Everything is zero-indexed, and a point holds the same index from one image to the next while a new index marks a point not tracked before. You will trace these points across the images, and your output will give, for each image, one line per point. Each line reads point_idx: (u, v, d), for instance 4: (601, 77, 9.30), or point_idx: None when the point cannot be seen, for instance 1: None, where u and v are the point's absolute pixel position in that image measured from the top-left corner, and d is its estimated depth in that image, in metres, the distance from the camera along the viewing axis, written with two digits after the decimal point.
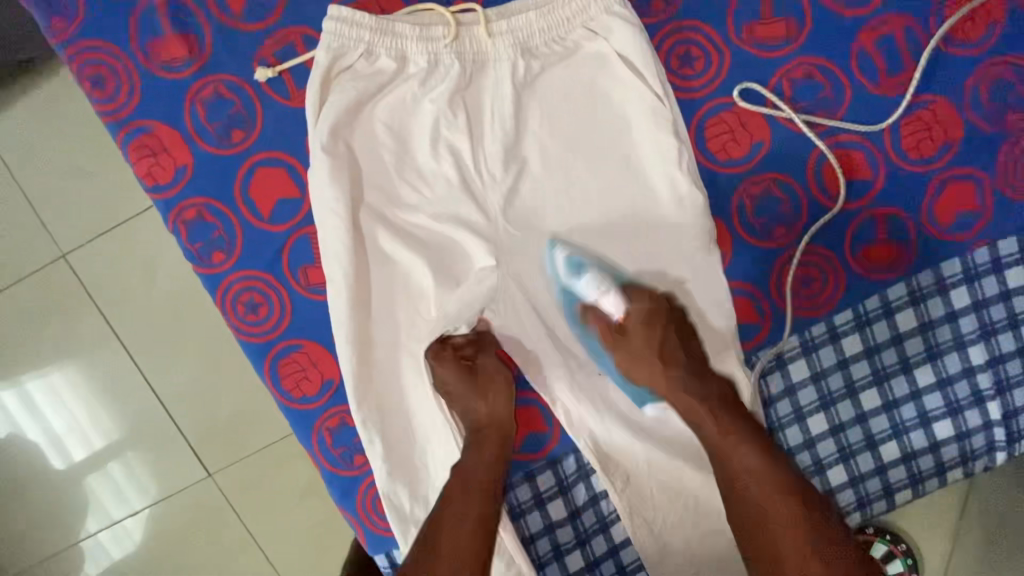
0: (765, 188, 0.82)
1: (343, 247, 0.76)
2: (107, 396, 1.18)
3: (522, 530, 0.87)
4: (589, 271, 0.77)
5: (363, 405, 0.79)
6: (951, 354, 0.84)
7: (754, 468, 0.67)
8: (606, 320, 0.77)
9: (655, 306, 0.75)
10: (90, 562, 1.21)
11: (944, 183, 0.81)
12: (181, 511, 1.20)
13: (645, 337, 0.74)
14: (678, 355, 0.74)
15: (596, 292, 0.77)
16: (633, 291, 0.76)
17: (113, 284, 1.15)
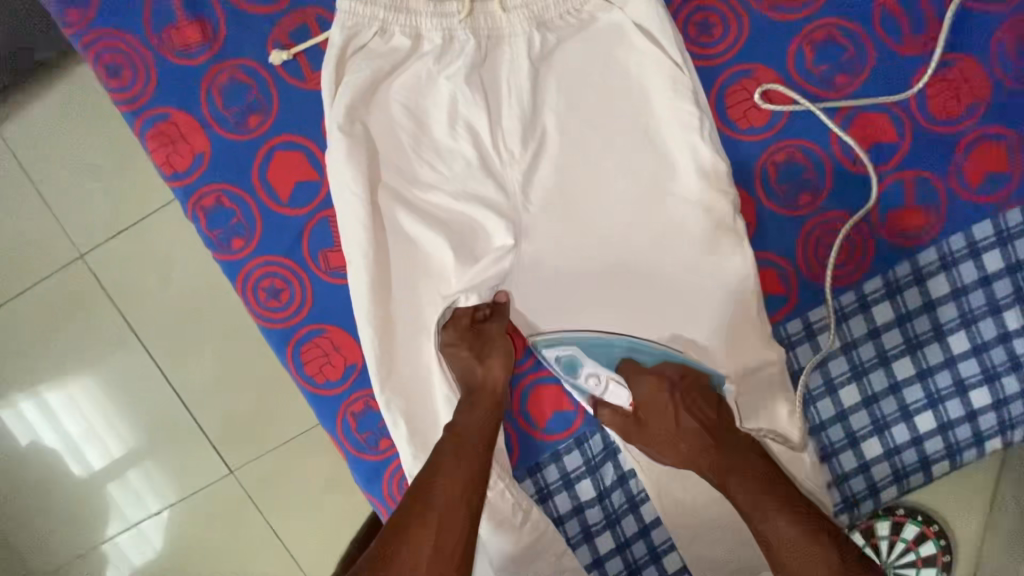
0: (787, 155, 0.80)
1: (364, 213, 0.75)
2: (129, 394, 1.18)
3: (550, 513, 0.85)
4: (584, 368, 0.82)
5: (386, 386, 0.79)
6: (986, 320, 0.82)
7: (789, 537, 0.63)
8: (617, 408, 0.82)
9: (664, 383, 0.78)
10: (112, 567, 1.21)
11: (975, 143, 0.79)
12: (201, 511, 1.20)
13: (658, 416, 0.78)
14: (694, 429, 0.75)
15: (598, 386, 0.83)
16: (631, 373, 0.80)
17: (129, 282, 1.15)
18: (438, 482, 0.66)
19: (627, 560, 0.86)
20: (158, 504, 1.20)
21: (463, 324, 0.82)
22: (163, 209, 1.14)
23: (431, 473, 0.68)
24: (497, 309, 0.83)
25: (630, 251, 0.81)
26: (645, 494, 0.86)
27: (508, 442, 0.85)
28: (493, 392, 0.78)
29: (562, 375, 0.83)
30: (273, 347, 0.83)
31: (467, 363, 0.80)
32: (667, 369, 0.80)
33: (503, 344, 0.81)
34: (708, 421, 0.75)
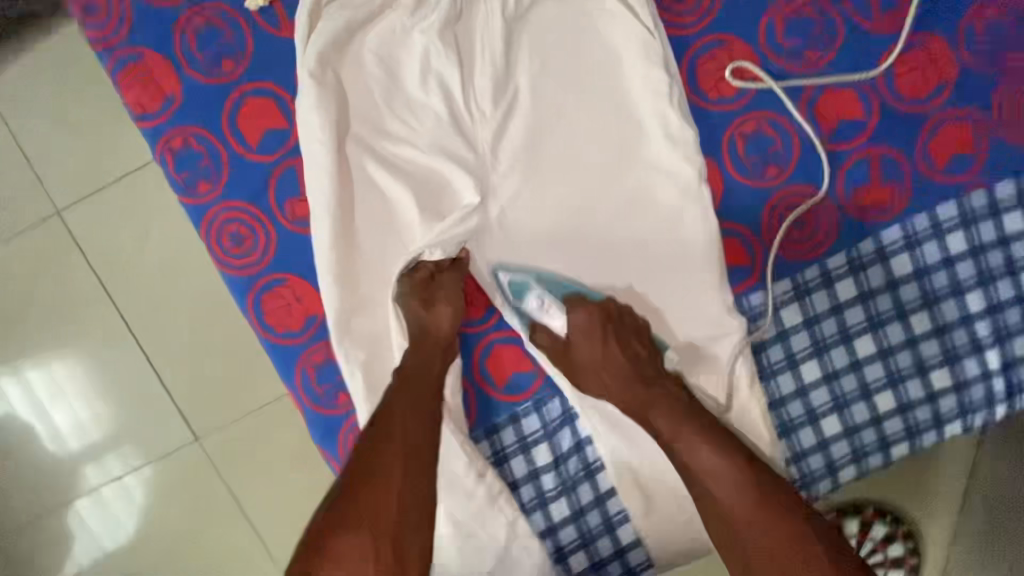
0: (756, 127, 0.81)
1: (327, 158, 0.75)
2: (96, 355, 1.14)
3: (505, 477, 0.85)
4: (533, 292, 0.79)
5: (344, 336, 0.78)
6: (948, 302, 0.82)
7: (711, 467, 0.65)
8: (551, 335, 0.79)
9: (598, 314, 0.77)
10: (78, 542, 1.18)
11: (942, 124, 0.80)
12: (165, 479, 1.16)
13: (585, 342, 0.77)
14: (620, 359, 0.75)
15: (541, 311, 0.79)
16: (575, 302, 0.78)
17: (103, 239, 1.13)
18: (398, 414, 0.68)
19: (581, 530, 0.85)
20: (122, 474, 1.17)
21: (420, 277, 0.79)
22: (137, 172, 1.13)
23: (383, 419, 0.67)
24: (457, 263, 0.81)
25: (598, 216, 0.81)
26: (601, 462, 0.85)
27: (466, 401, 0.85)
28: (433, 339, 0.76)
29: (510, 298, 0.80)
30: (234, 296, 0.82)
31: (419, 317, 0.76)
32: (606, 301, 0.78)
33: (454, 297, 0.78)
34: (634, 354, 0.76)
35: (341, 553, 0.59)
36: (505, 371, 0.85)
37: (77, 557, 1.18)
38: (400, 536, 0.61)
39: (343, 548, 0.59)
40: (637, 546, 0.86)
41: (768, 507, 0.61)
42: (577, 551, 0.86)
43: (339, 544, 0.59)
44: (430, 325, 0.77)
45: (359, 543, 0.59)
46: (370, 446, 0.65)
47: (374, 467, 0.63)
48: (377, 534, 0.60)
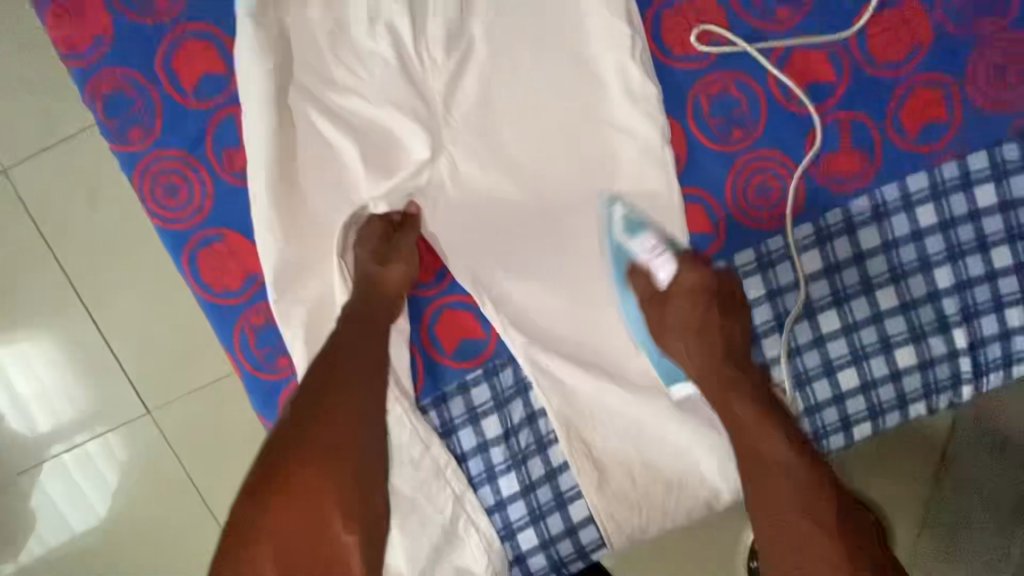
0: (721, 87, 0.77)
1: (267, 104, 0.71)
2: (38, 324, 1.06)
3: (453, 449, 0.81)
4: (648, 234, 0.71)
5: (282, 295, 0.74)
6: (916, 277, 0.79)
7: (791, 466, 0.60)
8: (650, 285, 0.72)
9: (711, 280, 0.69)
10: (42, 524, 1.10)
11: (913, 89, 0.77)
12: (112, 456, 1.09)
13: (686, 303, 0.69)
14: (718, 335, 0.69)
15: (647, 254, 0.71)
16: (690, 259, 0.70)
17: (50, 202, 1.05)
18: (343, 363, 0.64)
19: (530, 506, 0.82)
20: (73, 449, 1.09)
21: (375, 230, 0.74)
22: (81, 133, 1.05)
23: (332, 357, 0.65)
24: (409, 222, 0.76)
25: (557, 177, 0.77)
26: (554, 435, 0.82)
27: (413, 368, 0.81)
28: (382, 294, 0.72)
29: (619, 233, 0.74)
30: (168, 251, 0.77)
31: (361, 273, 0.72)
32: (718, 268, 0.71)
33: (410, 255, 0.74)
34: (732, 332, 0.70)
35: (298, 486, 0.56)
36: (457, 336, 0.81)
37: (41, 539, 1.10)
38: (363, 475, 0.59)
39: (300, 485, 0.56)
40: (589, 524, 0.82)
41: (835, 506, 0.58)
42: (526, 529, 0.82)
43: (298, 469, 0.56)
44: (376, 286, 0.72)
45: (319, 476, 0.56)
46: (319, 383, 0.62)
47: (330, 401, 0.61)
48: (335, 468, 0.57)
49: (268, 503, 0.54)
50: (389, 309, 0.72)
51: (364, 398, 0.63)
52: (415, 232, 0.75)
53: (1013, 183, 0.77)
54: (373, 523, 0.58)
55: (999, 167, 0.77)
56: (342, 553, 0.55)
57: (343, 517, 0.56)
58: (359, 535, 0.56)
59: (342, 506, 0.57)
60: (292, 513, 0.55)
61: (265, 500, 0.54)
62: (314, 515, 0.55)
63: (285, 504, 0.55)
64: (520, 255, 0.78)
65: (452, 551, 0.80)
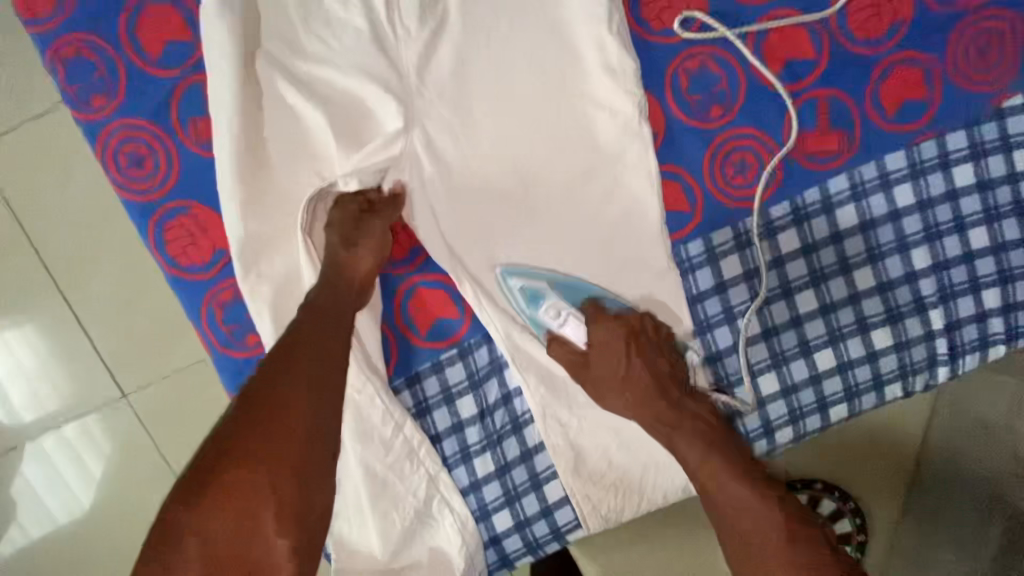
0: (700, 63, 0.76)
1: (233, 72, 0.69)
2: (11, 306, 1.05)
3: (427, 429, 0.80)
4: (547, 302, 0.75)
5: (249, 270, 0.73)
6: (893, 257, 0.79)
7: (739, 502, 0.66)
8: (571, 348, 0.76)
9: (623, 331, 0.74)
10: (24, 513, 1.10)
11: (891, 67, 0.77)
12: (90, 439, 1.09)
13: (608, 360, 0.74)
14: (644, 380, 0.73)
15: (556, 321, 0.75)
16: (593, 314, 0.75)
17: (21, 182, 1.03)
18: (305, 339, 0.63)
19: (506, 487, 0.81)
20: (51, 438, 1.08)
21: (349, 212, 0.73)
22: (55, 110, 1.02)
23: (297, 334, 0.64)
24: (394, 202, 0.74)
25: (533, 152, 0.76)
26: (530, 416, 0.81)
27: (386, 349, 0.80)
28: (347, 282, 0.71)
29: (521, 305, 0.76)
30: (135, 225, 0.75)
31: (334, 251, 0.71)
32: (628, 314, 0.75)
33: (382, 242, 0.73)
34: (660, 372, 0.74)
35: (232, 489, 0.52)
36: (432, 316, 0.80)
37: (24, 529, 1.10)
38: (306, 478, 0.56)
39: (235, 479, 0.53)
40: (564, 505, 0.82)
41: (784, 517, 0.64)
42: (501, 509, 0.82)
43: (233, 470, 0.53)
44: (347, 264, 0.71)
45: (260, 476, 0.54)
46: (272, 371, 0.60)
47: (280, 388, 0.58)
48: (278, 467, 0.55)
49: (203, 507, 0.51)
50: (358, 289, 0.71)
51: (318, 392, 0.60)
52: (394, 211, 0.74)
53: (991, 163, 0.76)
54: (311, 525, 0.56)
55: (977, 147, 0.77)
56: (272, 558, 0.52)
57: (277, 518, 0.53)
58: (295, 541, 0.54)
59: (280, 508, 0.54)
60: (226, 520, 0.51)
61: (199, 503, 0.51)
62: (250, 518, 0.52)
63: (219, 508, 0.51)
64: (495, 233, 0.77)
65: (426, 532, 0.80)
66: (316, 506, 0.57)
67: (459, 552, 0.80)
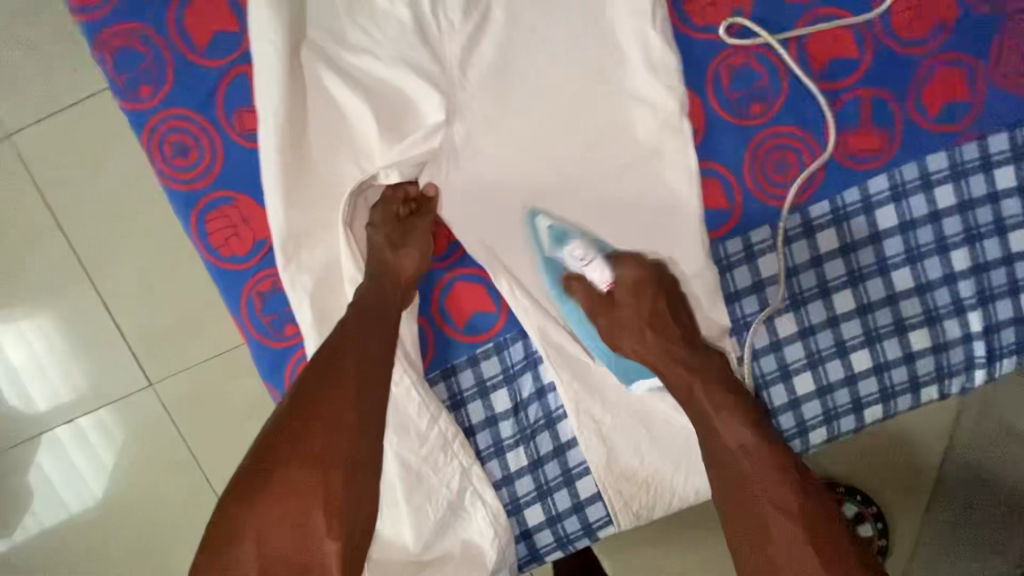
0: (742, 61, 0.76)
1: (279, 64, 0.70)
2: (47, 294, 1.07)
3: (461, 422, 0.81)
4: (575, 242, 0.74)
5: (290, 261, 0.73)
6: (933, 259, 0.78)
7: (752, 448, 0.63)
8: (592, 289, 0.74)
9: (649, 273, 0.72)
10: (44, 499, 1.11)
11: (935, 67, 0.76)
12: (119, 426, 1.10)
13: (635, 300, 0.72)
14: (669, 324, 0.71)
15: (580, 261, 0.74)
16: (621, 257, 0.73)
17: (62, 172, 1.05)
18: (353, 340, 0.66)
19: (538, 482, 0.82)
20: (66, 426, 1.10)
21: (391, 211, 0.74)
22: (97, 102, 1.04)
23: (346, 334, 0.66)
24: (425, 204, 0.75)
25: (572, 148, 0.76)
26: (563, 411, 0.81)
27: (423, 341, 0.80)
28: (394, 281, 0.71)
29: (548, 244, 0.76)
30: (176, 214, 0.76)
31: (379, 243, 0.72)
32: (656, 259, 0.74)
33: (425, 241, 0.74)
34: (682, 322, 0.72)
35: (283, 486, 0.56)
36: (469, 310, 0.80)
37: (36, 516, 1.11)
38: (353, 478, 0.59)
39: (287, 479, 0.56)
40: (596, 501, 0.82)
41: (798, 489, 0.60)
42: (533, 504, 0.82)
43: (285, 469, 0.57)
44: (390, 257, 0.72)
45: (308, 477, 0.57)
46: (322, 372, 0.63)
47: (330, 391, 0.61)
48: (325, 470, 0.57)
49: (254, 506, 0.55)
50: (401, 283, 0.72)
51: (360, 398, 0.62)
52: (430, 213, 0.75)
53: None
54: (357, 527, 0.58)
55: (1020, 149, 0.76)
56: (321, 557, 0.55)
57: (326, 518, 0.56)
58: (342, 543, 0.56)
59: (327, 508, 0.56)
60: (280, 516, 0.55)
61: (252, 500, 0.55)
62: (300, 516, 0.55)
63: (271, 506, 0.55)
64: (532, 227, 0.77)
65: (458, 525, 0.79)
66: (362, 510, 0.59)
67: (491, 547, 0.79)
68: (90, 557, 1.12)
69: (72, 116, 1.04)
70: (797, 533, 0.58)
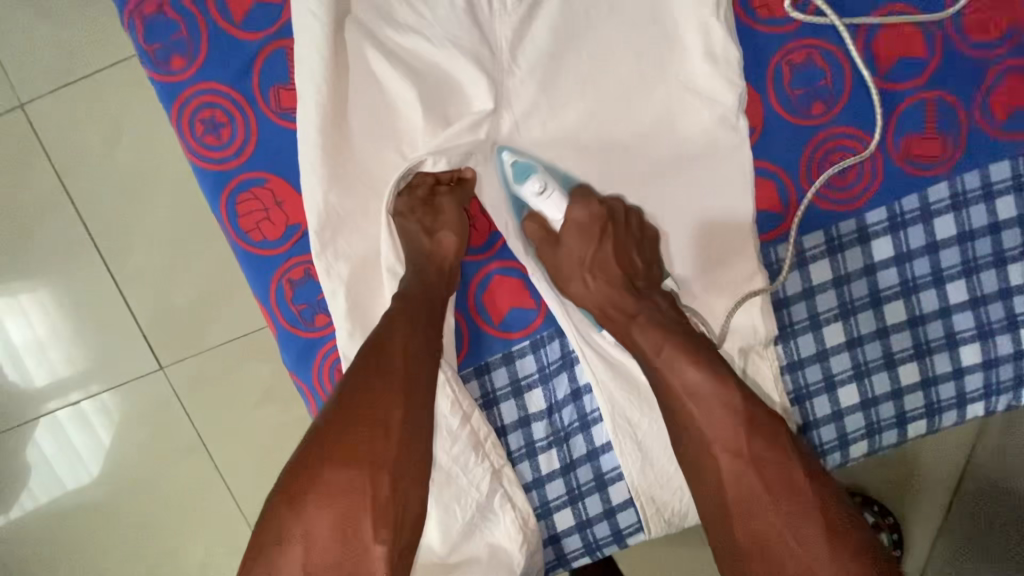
0: (805, 56, 0.73)
1: (322, 37, 0.66)
2: (58, 273, 1.03)
3: (493, 421, 0.78)
4: (537, 175, 0.69)
5: (325, 247, 0.70)
6: (989, 271, 0.75)
7: (692, 386, 0.58)
8: (546, 227, 0.71)
9: (600, 212, 0.69)
10: (46, 481, 1.08)
11: (1006, 72, 0.73)
12: (126, 410, 1.07)
13: (579, 244, 0.69)
14: (612, 268, 0.68)
15: (540, 196, 0.70)
16: (576, 196, 0.70)
17: (76, 145, 1.01)
18: (393, 337, 0.63)
19: (570, 485, 0.79)
20: (67, 409, 1.06)
21: (418, 195, 0.72)
22: (118, 74, 1.00)
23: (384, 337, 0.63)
24: (460, 186, 0.73)
25: (619, 143, 0.73)
26: (599, 414, 0.79)
27: (457, 335, 0.77)
28: (438, 267, 0.70)
29: (510, 181, 0.72)
30: (205, 195, 0.73)
31: (421, 228, 0.70)
32: (612, 203, 0.70)
33: (460, 222, 0.72)
34: (630, 265, 0.69)
35: (330, 491, 0.53)
36: (508, 306, 0.77)
37: (31, 493, 1.08)
38: (400, 483, 0.56)
39: (335, 483, 0.53)
40: (628, 507, 0.79)
41: (744, 428, 0.55)
42: (563, 508, 0.79)
43: (332, 473, 0.54)
44: (430, 244, 0.70)
45: (357, 481, 0.54)
46: (365, 374, 0.60)
47: (375, 392, 0.58)
48: (373, 476, 0.55)
49: (303, 510, 0.52)
50: (439, 271, 0.70)
51: (410, 403, 0.60)
52: (463, 197, 0.73)
53: None
54: (404, 533, 0.56)
55: None
56: (368, 563, 0.52)
57: (374, 525, 0.54)
58: (389, 547, 0.54)
59: (376, 513, 0.54)
60: (326, 522, 0.52)
61: (299, 504, 0.53)
62: (346, 524, 0.53)
63: (321, 511, 0.52)
64: None
65: (485, 527, 0.76)
66: (409, 514, 0.57)
67: (521, 550, 0.76)
68: (95, 542, 1.10)
69: (90, 87, 1.00)
70: (743, 469, 0.55)
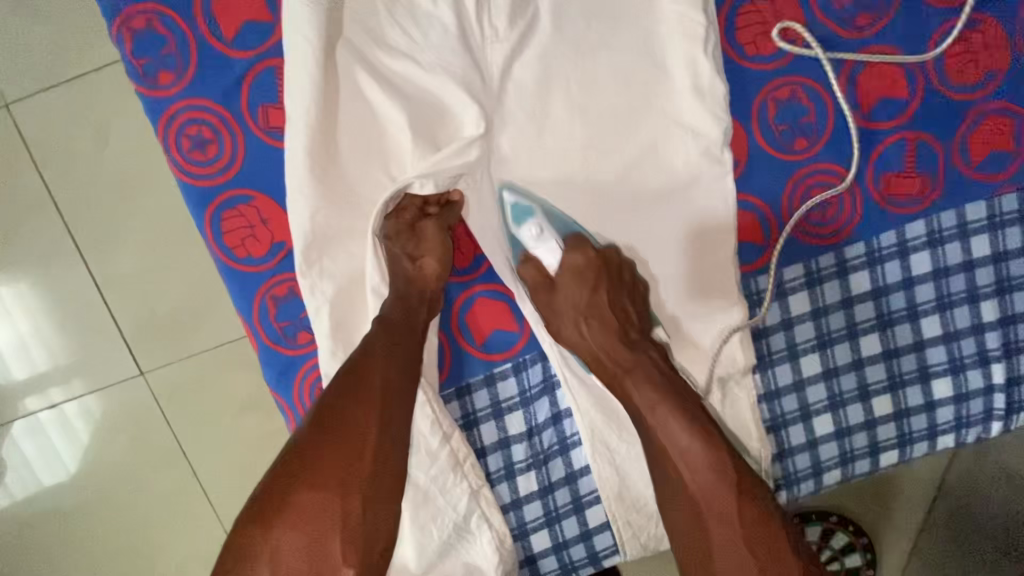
0: (789, 93, 0.74)
1: (313, 61, 0.66)
2: (39, 275, 1.02)
3: (473, 443, 0.78)
4: (535, 220, 0.72)
5: (310, 266, 0.70)
6: (962, 308, 0.77)
7: (687, 450, 0.57)
8: (541, 271, 0.72)
9: (595, 258, 0.69)
10: (23, 482, 1.07)
11: (984, 117, 0.75)
12: (105, 416, 1.06)
13: (575, 288, 0.69)
14: (608, 313, 0.67)
15: (535, 239, 0.72)
16: (575, 242, 0.71)
17: (62, 148, 1.00)
18: (374, 358, 0.63)
19: (548, 507, 0.79)
20: (45, 412, 1.05)
21: (405, 218, 0.72)
22: (107, 78, 0.99)
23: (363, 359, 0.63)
24: (448, 208, 0.73)
25: (607, 172, 0.74)
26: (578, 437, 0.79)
27: (440, 354, 0.78)
28: (418, 293, 0.70)
29: (509, 223, 0.74)
30: (190, 210, 0.72)
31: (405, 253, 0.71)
32: (606, 252, 0.70)
33: (442, 246, 0.72)
34: (625, 312, 0.68)
35: (302, 511, 0.53)
36: (489, 328, 0.78)
37: (8, 493, 1.07)
38: (372, 503, 0.56)
39: (306, 502, 0.53)
40: (605, 530, 0.80)
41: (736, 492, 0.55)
42: (540, 530, 0.80)
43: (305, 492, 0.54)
44: (414, 267, 0.71)
45: (328, 503, 0.54)
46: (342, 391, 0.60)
47: (350, 412, 0.58)
48: (346, 496, 0.55)
49: (271, 528, 0.52)
50: (423, 293, 0.71)
51: (385, 424, 0.60)
52: (451, 219, 0.73)
53: None
54: (373, 558, 0.55)
55: None
56: None
57: (344, 547, 0.54)
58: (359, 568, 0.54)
59: (345, 535, 0.54)
60: (296, 540, 0.52)
61: (268, 522, 0.52)
62: (315, 544, 0.53)
63: (290, 529, 0.52)
64: None
65: (462, 547, 0.77)
66: (381, 532, 0.57)
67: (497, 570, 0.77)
68: (70, 548, 1.08)
69: (78, 91, 0.99)
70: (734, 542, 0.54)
